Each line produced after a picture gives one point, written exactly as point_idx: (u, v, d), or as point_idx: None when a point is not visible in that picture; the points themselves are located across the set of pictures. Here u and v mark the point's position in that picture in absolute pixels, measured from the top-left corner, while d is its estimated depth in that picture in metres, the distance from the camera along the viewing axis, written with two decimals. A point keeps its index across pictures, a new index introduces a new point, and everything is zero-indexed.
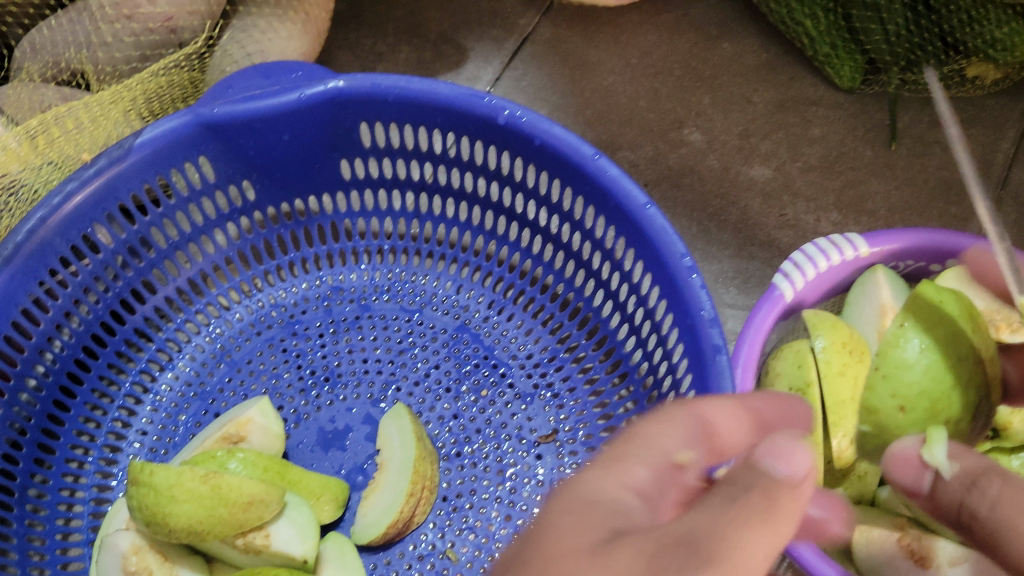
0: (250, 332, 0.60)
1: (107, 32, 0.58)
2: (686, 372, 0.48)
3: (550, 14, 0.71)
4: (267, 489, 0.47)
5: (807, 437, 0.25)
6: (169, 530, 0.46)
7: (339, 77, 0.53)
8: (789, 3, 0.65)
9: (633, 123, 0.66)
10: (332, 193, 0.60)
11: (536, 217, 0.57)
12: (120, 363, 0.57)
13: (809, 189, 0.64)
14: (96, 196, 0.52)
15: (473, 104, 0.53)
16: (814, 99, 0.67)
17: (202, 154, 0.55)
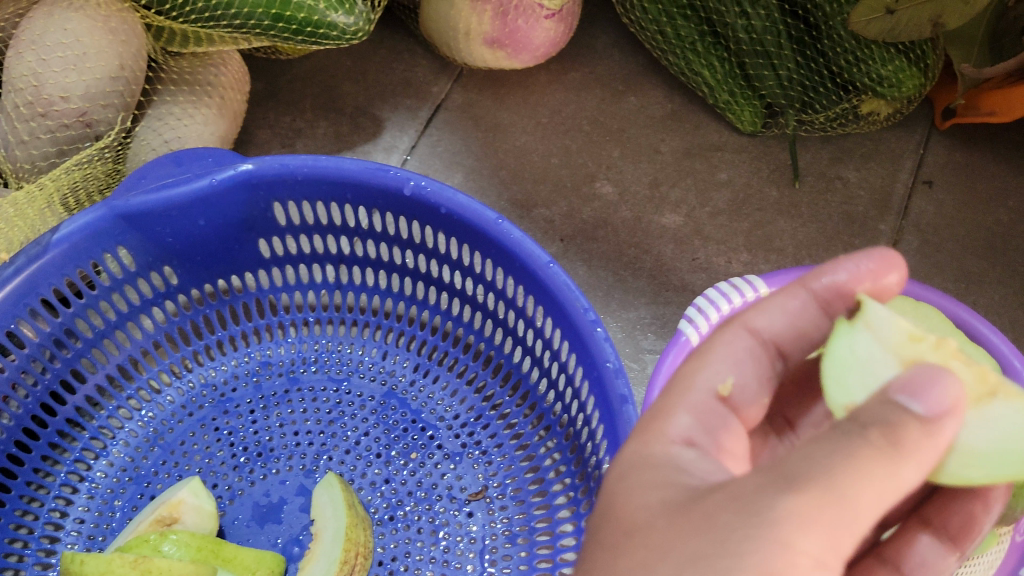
0: (182, 413, 0.61)
1: (23, 130, 0.60)
2: (598, 421, 0.50)
3: (461, 80, 0.73)
4: (197, 569, 0.48)
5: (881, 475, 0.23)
6: None
7: (247, 161, 0.55)
8: (686, 55, 0.68)
9: (547, 181, 0.68)
10: (254, 271, 0.62)
11: (452, 280, 0.59)
12: (54, 454, 0.58)
13: (719, 232, 0.66)
14: (16, 292, 0.53)
15: (378, 178, 0.55)
16: (719, 145, 0.70)
17: (120, 244, 0.56)
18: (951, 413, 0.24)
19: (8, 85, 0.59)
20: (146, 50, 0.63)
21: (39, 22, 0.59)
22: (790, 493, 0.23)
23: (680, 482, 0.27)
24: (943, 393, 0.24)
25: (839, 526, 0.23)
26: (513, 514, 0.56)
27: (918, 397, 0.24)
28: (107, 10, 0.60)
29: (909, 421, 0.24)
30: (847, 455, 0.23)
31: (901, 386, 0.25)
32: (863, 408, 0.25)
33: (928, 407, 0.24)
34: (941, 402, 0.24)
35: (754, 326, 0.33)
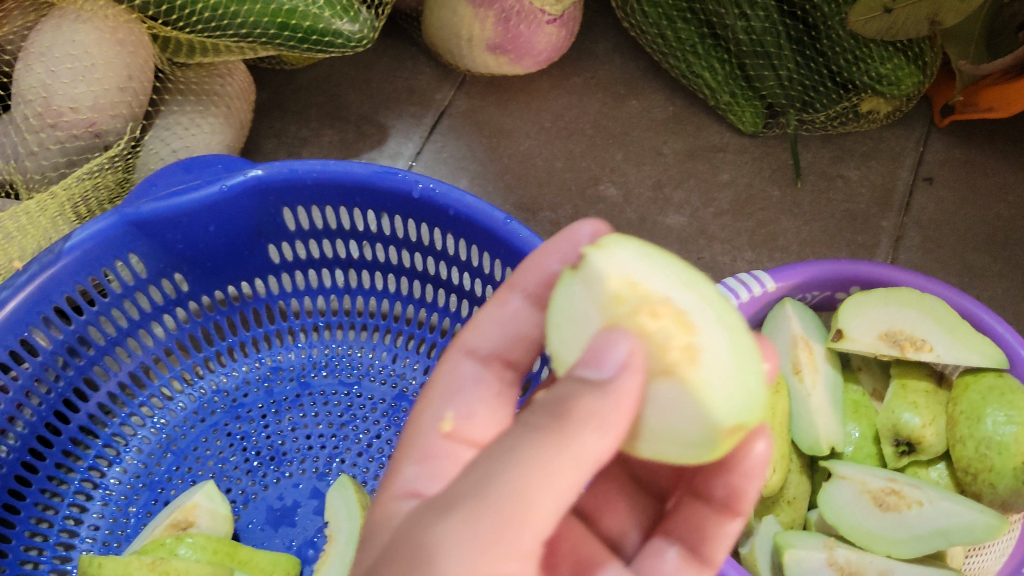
0: (194, 419, 0.61)
1: (33, 141, 0.60)
2: None
3: (464, 87, 0.74)
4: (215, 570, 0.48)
5: (553, 463, 0.25)
6: None
7: (258, 166, 0.56)
8: (687, 58, 0.68)
9: (551, 184, 0.69)
10: (264, 277, 0.62)
11: (461, 282, 0.59)
12: (68, 462, 0.58)
13: (723, 232, 0.66)
14: (30, 300, 0.53)
15: (387, 181, 0.55)
16: (721, 146, 0.70)
17: (132, 251, 0.57)
18: (625, 368, 0.27)
19: (18, 97, 0.60)
20: (153, 61, 0.63)
21: (49, 34, 0.59)
22: (456, 509, 0.26)
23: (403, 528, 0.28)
24: (615, 360, 0.27)
25: (537, 491, 0.25)
26: None
27: (594, 365, 0.27)
28: (115, 21, 0.61)
29: (585, 391, 0.27)
30: (533, 442, 0.26)
31: (584, 361, 0.28)
32: (552, 393, 0.27)
33: (600, 378, 0.27)
34: (615, 362, 0.27)
35: (471, 347, 0.38)
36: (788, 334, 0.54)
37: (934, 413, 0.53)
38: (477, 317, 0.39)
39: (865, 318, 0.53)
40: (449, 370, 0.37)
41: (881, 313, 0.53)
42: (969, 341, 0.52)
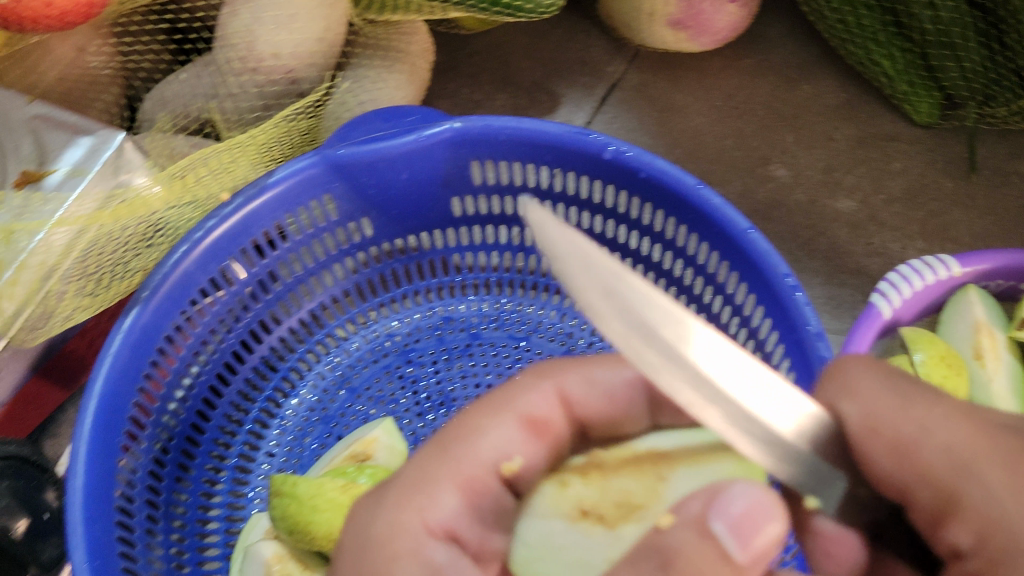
0: (367, 360, 0.64)
1: (234, 84, 0.63)
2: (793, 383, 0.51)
3: (636, 61, 0.75)
4: None
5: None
6: (310, 539, 0.50)
7: (454, 119, 0.57)
8: (867, 45, 0.69)
9: (721, 162, 0.70)
10: (443, 229, 0.64)
11: (639, 247, 0.60)
12: (249, 390, 0.61)
13: (894, 219, 0.66)
14: (232, 230, 0.57)
15: (580, 142, 0.56)
16: (893, 135, 0.70)
17: (327, 193, 0.59)
18: (760, 561, 0.27)
19: (222, 41, 0.62)
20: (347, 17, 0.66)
21: None
22: None
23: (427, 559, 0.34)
24: (761, 544, 0.27)
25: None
26: None
27: (744, 541, 0.27)
28: None
29: (718, 572, 0.27)
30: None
31: (726, 517, 0.27)
32: (675, 538, 0.27)
33: (739, 558, 0.27)
34: (760, 547, 0.27)
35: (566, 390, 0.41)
36: (971, 320, 0.55)
37: None
38: (582, 367, 0.41)
39: None
40: (529, 391, 0.40)
41: None
42: None
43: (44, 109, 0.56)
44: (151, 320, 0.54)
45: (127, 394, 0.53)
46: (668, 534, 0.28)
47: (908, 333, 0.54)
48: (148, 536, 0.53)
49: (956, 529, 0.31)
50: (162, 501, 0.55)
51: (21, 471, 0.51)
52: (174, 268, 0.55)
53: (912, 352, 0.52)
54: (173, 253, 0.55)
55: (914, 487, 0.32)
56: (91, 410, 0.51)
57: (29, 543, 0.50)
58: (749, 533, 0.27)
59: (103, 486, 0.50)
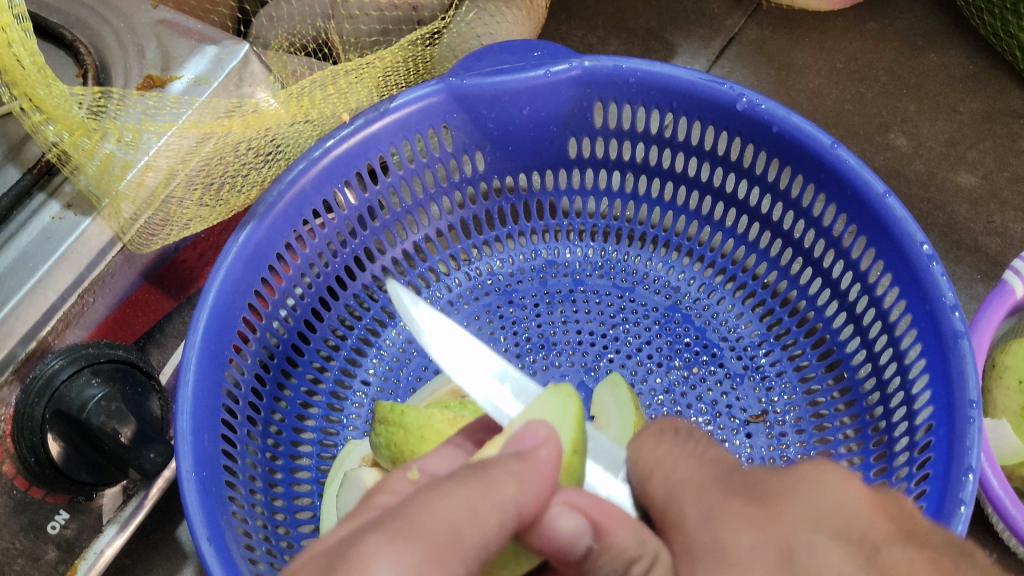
0: (468, 297, 0.63)
1: (354, 5, 0.62)
2: (917, 352, 0.50)
3: (756, 16, 0.73)
4: None
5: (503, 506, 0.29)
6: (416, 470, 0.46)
7: (584, 58, 0.56)
8: (1005, 16, 0.66)
9: (840, 125, 0.68)
10: (555, 170, 0.63)
11: (759, 204, 0.59)
12: (349, 316, 0.61)
13: (1017, 199, 0.64)
14: (351, 152, 0.56)
15: (712, 90, 0.55)
16: (1021, 112, 0.67)
17: (446, 123, 0.58)
18: (546, 440, 0.32)
19: None
20: None
21: None
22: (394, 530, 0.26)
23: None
24: (535, 440, 0.32)
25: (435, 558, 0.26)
26: (794, 442, 0.56)
27: (519, 442, 0.32)
28: None
29: (512, 460, 0.30)
30: (474, 505, 0.28)
31: (513, 438, 0.32)
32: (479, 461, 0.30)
33: (524, 450, 0.31)
34: (529, 439, 0.32)
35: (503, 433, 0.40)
36: None
37: None
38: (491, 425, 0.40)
39: None
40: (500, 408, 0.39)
41: None
42: None
43: (168, 14, 0.55)
44: (264, 237, 0.53)
45: (238, 308, 0.52)
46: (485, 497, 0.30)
47: None
48: (248, 452, 0.52)
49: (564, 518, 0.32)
50: (261, 418, 0.54)
51: (129, 375, 0.51)
52: (292, 186, 0.54)
53: None
54: (292, 170, 0.54)
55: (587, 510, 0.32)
56: (203, 319, 0.50)
57: (133, 448, 0.49)
58: (528, 435, 0.32)
59: (209, 397, 0.49)
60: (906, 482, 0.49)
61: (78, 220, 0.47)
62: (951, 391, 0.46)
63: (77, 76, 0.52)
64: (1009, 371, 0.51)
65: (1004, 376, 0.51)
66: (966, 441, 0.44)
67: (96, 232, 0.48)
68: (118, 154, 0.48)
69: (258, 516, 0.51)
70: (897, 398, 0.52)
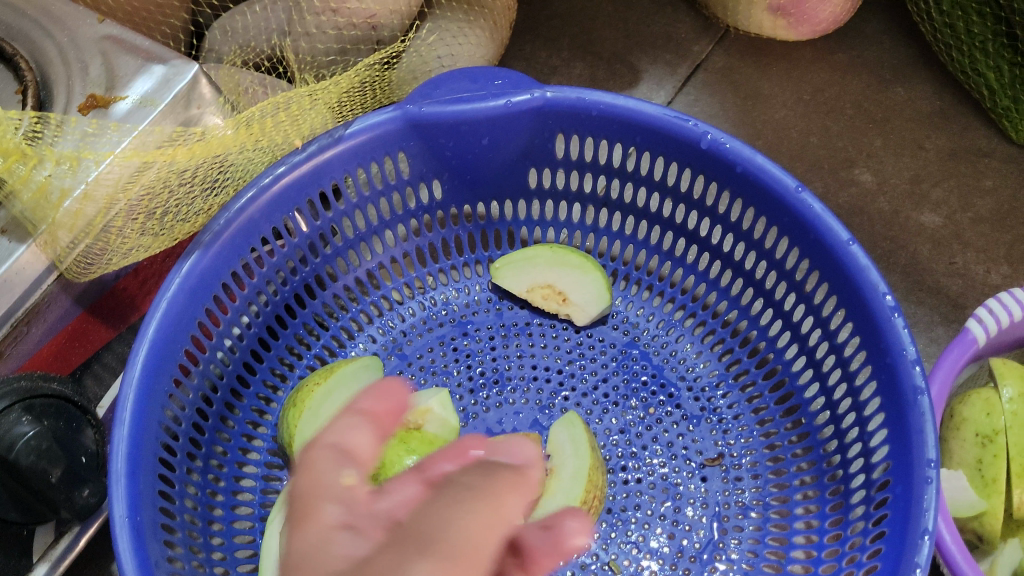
0: (421, 328, 0.61)
1: (311, 23, 0.60)
2: (877, 410, 0.49)
3: (724, 43, 0.72)
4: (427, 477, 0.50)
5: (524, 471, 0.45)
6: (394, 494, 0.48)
7: (546, 88, 0.55)
8: (974, 54, 0.66)
9: (804, 159, 0.67)
10: (515, 200, 0.61)
11: (722, 243, 0.58)
12: (298, 346, 0.59)
13: (980, 240, 0.64)
14: (302, 180, 0.54)
15: (677, 127, 0.54)
16: (987, 151, 0.67)
17: (402, 150, 0.57)
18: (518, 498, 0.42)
19: None
20: None
21: None
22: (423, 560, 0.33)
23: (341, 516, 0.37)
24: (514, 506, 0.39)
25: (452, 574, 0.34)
26: (748, 486, 0.55)
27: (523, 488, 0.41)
28: None
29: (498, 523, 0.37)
30: (487, 524, 0.37)
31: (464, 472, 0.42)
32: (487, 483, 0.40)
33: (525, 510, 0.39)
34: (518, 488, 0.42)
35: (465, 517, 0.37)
36: None
37: None
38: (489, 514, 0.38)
39: None
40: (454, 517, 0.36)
41: None
42: None
43: (116, 29, 0.52)
44: (211, 264, 0.51)
45: (179, 341, 0.50)
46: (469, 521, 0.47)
47: (999, 364, 0.51)
48: (187, 492, 0.50)
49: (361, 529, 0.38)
50: (202, 453, 0.52)
51: (64, 410, 0.49)
52: (240, 214, 0.52)
53: (1002, 386, 0.49)
54: (240, 198, 0.52)
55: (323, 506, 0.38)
56: (143, 353, 0.48)
57: (64, 490, 0.48)
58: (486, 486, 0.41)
59: (148, 434, 0.48)
60: (861, 535, 0.48)
61: (13, 247, 0.45)
62: (910, 449, 0.45)
63: (16, 92, 0.50)
64: (966, 423, 0.50)
65: (962, 428, 0.50)
66: (923, 502, 0.43)
67: (30, 259, 0.46)
68: (55, 181, 0.46)
69: (195, 558, 0.49)
70: (854, 450, 0.51)
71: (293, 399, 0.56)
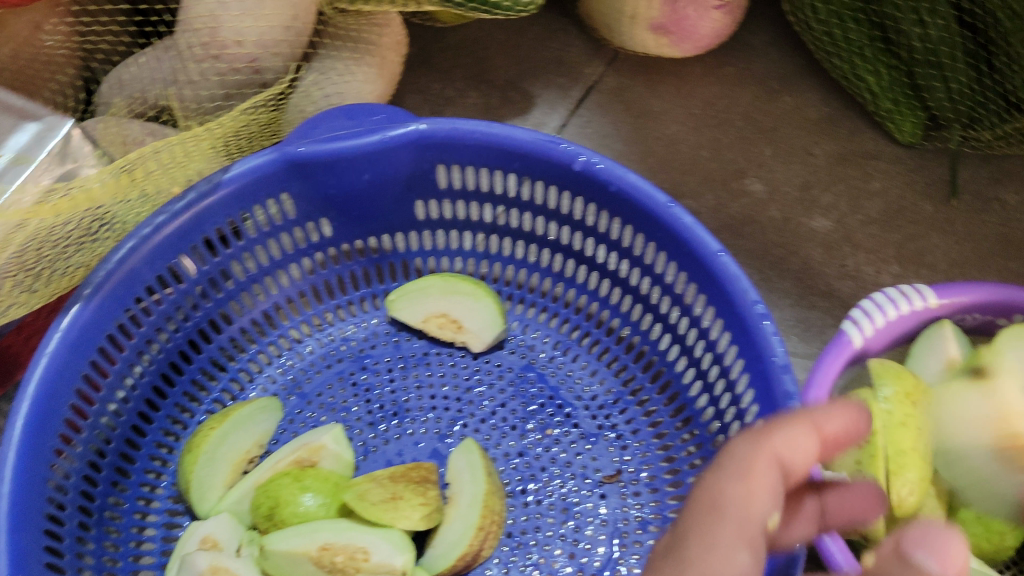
0: (320, 365, 0.61)
1: (194, 70, 0.60)
2: (754, 414, 0.50)
3: (614, 64, 0.73)
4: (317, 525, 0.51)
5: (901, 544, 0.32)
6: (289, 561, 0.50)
7: (420, 121, 0.55)
8: (852, 59, 0.67)
9: (695, 173, 0.68)
10: (405, 232, 0.62)
11: (607, 262, 0.58)
12: (194, 391, 0.59)
13: (870, 241, 0.65)
14: (183, 228, 0.54)
15: (550, 151, 0.55)
16: (873, 153, 0.68)
17: (285, 191, 0.57)
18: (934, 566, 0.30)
19: (184, 25, 0.60)
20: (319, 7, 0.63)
21: None
22: None
23: (755, 518, 0.31)
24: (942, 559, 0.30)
25: None
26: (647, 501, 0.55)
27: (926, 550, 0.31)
28: None
29: None
30: None
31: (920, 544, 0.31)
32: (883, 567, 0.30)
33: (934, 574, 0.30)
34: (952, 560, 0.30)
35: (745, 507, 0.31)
36: (943, 355, 0.53)
37: None
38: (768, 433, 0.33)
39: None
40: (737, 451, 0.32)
41: None
42: None
43: None
44: (93, 317, 0.51)
45: (63, 395, 0.50)
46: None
47: (877, 366, 0.52)
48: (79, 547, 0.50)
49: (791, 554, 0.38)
50: (95, 505, 0.52)
51: None
52: (120, 266, 0.52)
53: (878, 387, 0.50)
54: (121, 249, 0.52)
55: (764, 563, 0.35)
56: (24, 413, 0.48)
57: None
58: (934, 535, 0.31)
59: (34, 494, 0.47)
60: None
61: None
62: None
63: None
64: None
65: None
66: None
67: None
68: None
69: None
70: None
71: (189, 444, 0.56)
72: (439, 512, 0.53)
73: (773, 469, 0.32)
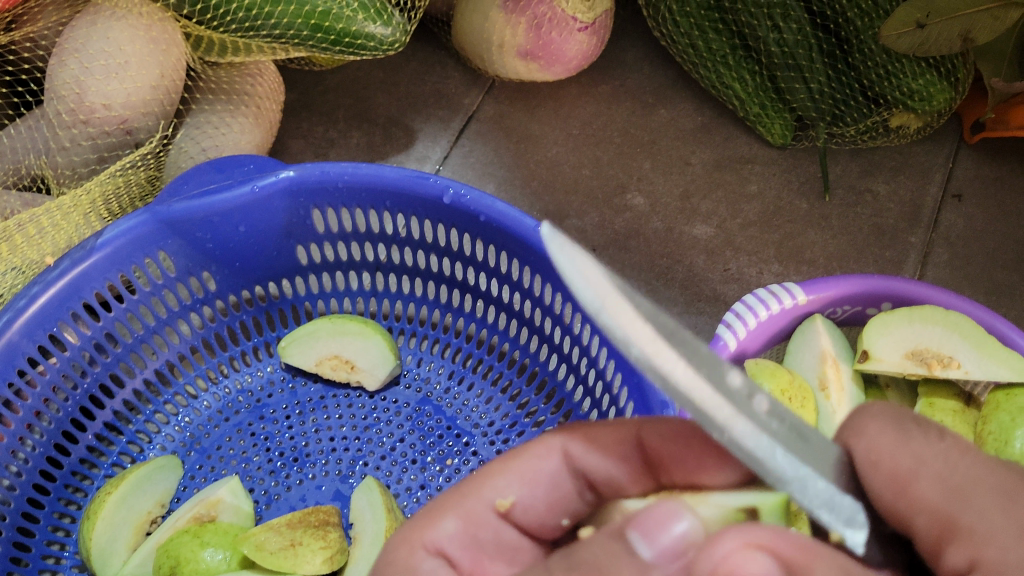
0: (218, 418, 0.61)
1: (65, 137, 0.60)
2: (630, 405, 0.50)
3: (492, 91, 0.74)
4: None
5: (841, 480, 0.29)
6: None
7: (289, 167, 0.56)
8: (717, 69, 0.69)
9: (578, 192, 0.69)
10: (292, 278, 0.63)
11: (492, 289, 0.60)
12: (92, 457, 0.58)
13: (750, 243, 0.67)
14: (60, 295, 0.54)
15: (418, 187, 0.55)
16: (749, 157, 0.71)
17: (162, 250, 0.57)
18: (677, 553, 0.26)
19: (50, 92, 0.59)
20: (186, 60, 0.63)
21: (83, 30, 0.58)
22: None
23: (491, 493, 0.36)
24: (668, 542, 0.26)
25: None
26: None
27: (649, 538, 0.26)
28: (149, 19, 0.60)
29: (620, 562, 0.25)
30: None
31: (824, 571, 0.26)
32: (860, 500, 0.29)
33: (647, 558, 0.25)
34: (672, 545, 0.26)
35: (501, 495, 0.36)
36: (816, 350, 0.54)
37: (963, 432, 0.52)
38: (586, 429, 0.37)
39: (892, 339, 0.52)
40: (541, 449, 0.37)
41: (907, 332, 0.53)
42: (997, 356, 0.51)
43: None
44: None
45: None
46: (583, 548, 0.26)
47: (752, 366, 0.51)
48: None
49: (953, 556, 0.29)
50: None
51: None
52: None
53: (757, 386, 0.50)
54: None
55: (910, 517, 0.30)
56: None
57: None
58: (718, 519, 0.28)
59: None
60: None
61: None
62: None
63: None
64: None
65: None
66: None
67: None
68: None
69: None
70: None
71: (87, 512, 0.54)
72: (341, 553, 0.53)
73: (547, 456, 0.37)
